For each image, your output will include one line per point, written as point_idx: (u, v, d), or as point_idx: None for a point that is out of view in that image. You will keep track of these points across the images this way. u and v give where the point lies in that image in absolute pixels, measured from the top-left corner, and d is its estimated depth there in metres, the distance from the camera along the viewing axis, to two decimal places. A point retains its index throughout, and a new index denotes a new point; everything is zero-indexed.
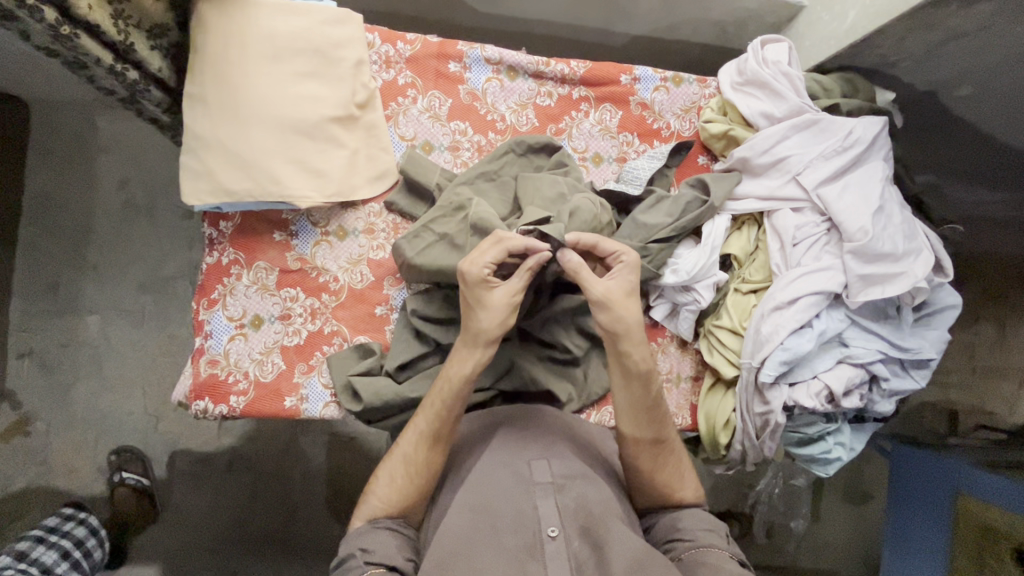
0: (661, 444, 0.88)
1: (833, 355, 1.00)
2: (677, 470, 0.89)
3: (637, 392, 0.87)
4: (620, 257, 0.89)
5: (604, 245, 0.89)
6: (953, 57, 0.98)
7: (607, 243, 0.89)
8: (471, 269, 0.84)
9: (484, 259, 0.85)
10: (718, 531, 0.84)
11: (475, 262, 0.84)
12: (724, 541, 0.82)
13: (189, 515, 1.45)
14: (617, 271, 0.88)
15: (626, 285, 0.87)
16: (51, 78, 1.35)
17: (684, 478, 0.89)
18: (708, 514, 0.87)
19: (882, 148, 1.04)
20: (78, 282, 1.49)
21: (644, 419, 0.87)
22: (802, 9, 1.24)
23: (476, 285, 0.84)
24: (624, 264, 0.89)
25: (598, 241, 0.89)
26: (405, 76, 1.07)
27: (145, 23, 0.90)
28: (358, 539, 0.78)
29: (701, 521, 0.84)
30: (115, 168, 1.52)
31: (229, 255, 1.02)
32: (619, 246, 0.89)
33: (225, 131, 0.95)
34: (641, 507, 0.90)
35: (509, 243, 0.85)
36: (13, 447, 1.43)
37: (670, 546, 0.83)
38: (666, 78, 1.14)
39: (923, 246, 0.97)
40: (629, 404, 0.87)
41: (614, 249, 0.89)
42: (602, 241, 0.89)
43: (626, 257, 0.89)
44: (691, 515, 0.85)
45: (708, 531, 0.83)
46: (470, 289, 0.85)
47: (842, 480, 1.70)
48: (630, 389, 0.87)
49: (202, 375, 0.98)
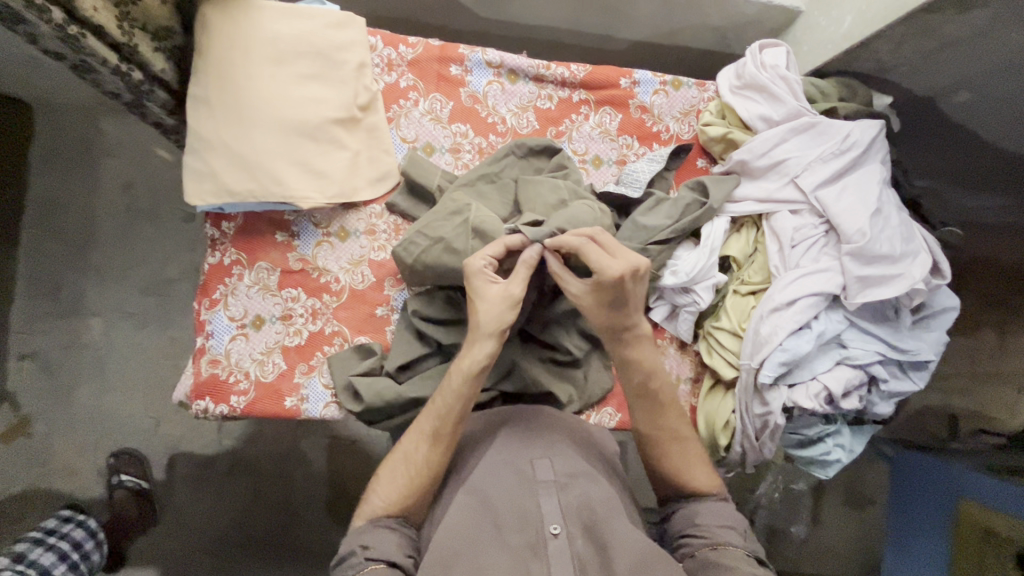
0: (662, 433, 0.89)
1: (832, 356, 1.00)
2: (678, 467, 0.89)
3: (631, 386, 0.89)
4: (598, 269, 0.84)
5: (587, 252, 0.85)
6: (951, 61, 0.99)
7: (589, 250, 0.85)
8: (471, 261, 0.87)
9: (485, 252, 0.88)
10: (735, 527, 0.83)
11: (477, 256, 0.87)
12: (741, 538, 0.82)
13: (188, 518, 1.45)
14: (596, 283, 0.85)
15: (598, 296, 0.86)
16: (57, 80, 1.36)
17: (688, 475, 0.89)
18: (728, 509, 0.86)
19: (880, 151, 1.05)
20: (80, 284, 1.49)
21: (642, 410, 0.89)
22: (800, 15, 1.26)
23: (475, 276, 0.86)
24: (598, 277, 0.84)
25: (581, 248, 0.85)
26: (407, 79, 1.08)
27: (149, 26, 0.91)
28: (359, 537, 0.79)
29: (718, 517, 0.84)
30: (119, 170, 1.53)
31: (231, 255, 1.02)
32: (601, 260, 0.84)
33: (229, 131, 0.96)
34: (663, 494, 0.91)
35: (508, 240, 0.89)
36: (13, 448, 1.43)
37: (686, 541, 0.83)
38: (665, 82, 1.16)
39: (921, 248, 0.98)
40: None
41: (595, 262, 0.84)
42: (587, 247, 0.85)
43: (605, 268, 0.83)
44: (708, 509, 0.85)
45: (724, 528, 0.82)
46: (469, 280, 0.87)
47: (843, 485, 1.70)
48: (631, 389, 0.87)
49: (203, 374, 0.98)
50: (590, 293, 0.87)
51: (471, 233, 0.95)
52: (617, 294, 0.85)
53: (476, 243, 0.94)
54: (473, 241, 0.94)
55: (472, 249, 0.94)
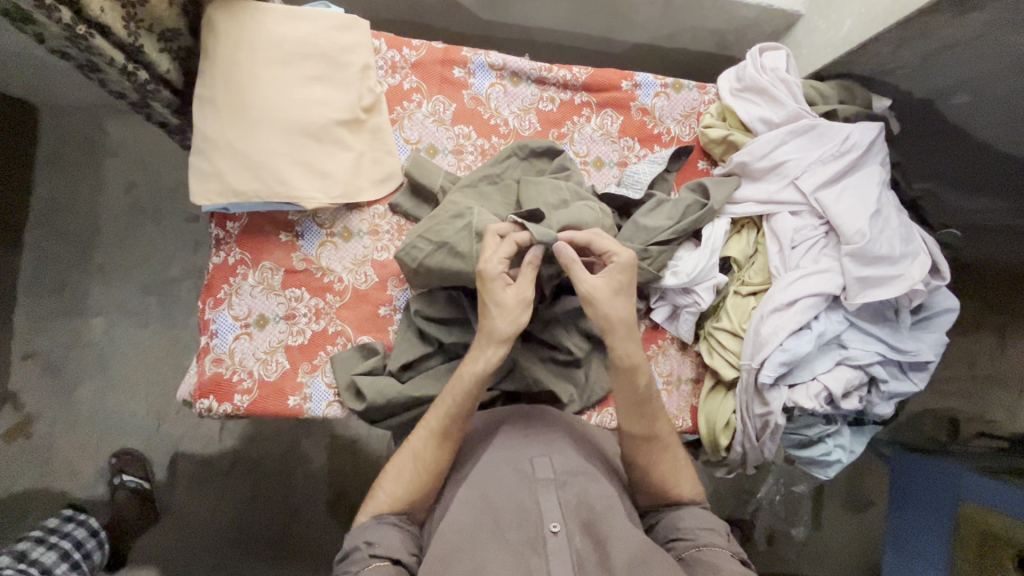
0: (654, 439, 0.88)
1: (832, 356, 1.01)
2: (672, 466, 0.89)
3: (624, 388, 0.88)
4: (612, 257, 0.90)
5: (599, 241, 0.91)
6: (949, 64, 1.00)
7: (602, 240, 0.91)
8: (487, 267, 0.86)
9: (498, 255, 0.87)
10: (718, 530, 0.84)
11: (491, 262, 0.86)
12: (725, 540, 0.82)
13: (189, 518, 1.45)
14: (609, 271, 0.89)
15: (605, 293, 0.87)
16: (62, 82, 1.37)
17: (680, 474, 0.89)
18: (709, 514, 0.86)
19: (879, 154, 1.06)
20: (83, 284, 1.50)
21: (634, 414, 0.88)
22: (799, 19, 1.27)
23: (492, 282, 0.86)
24: (612, 265, 0.89)
25: (592, 238, 0.91)
26: (411, 81, 1.09)
27: (156, 27, 0.92)
28: (363, 533, 0.79)
29: (702, 520, 0.84)
30: (123, 171, 1.54)
31: (235, 255, 1.03)
32: (613, 247, 0.90)
33: (234, 132, 0.97)
34: (643, 507, 0.90)
35: (518, 238, 0.89)
36: (15, 448, 1.43)
37: (671, 547, 0.83)
38: (666, 85, 1.17)
39: (920, 249, 0.98)
40: (628, 406, 0.88)
41: (608, 249, 0.90)
42: (597, 238, 0.91)
43: (619, 256, 0.89)
44: (692, 514, 0.85)
45: (708, 530, 0.83)
46: (485, 285, 0.86)
47: (844, 487, 1.70)
48: (630, 388, 0.88)
49: (207, 373, 0.99)
50: (604, 284, 0.87)
51: (473, 237, 0.95)
52: (628, 281, 0.90)
53: (480, 245, 0.95)
54: (477, 244, 0.95)
55: (476, 253, 0.95)
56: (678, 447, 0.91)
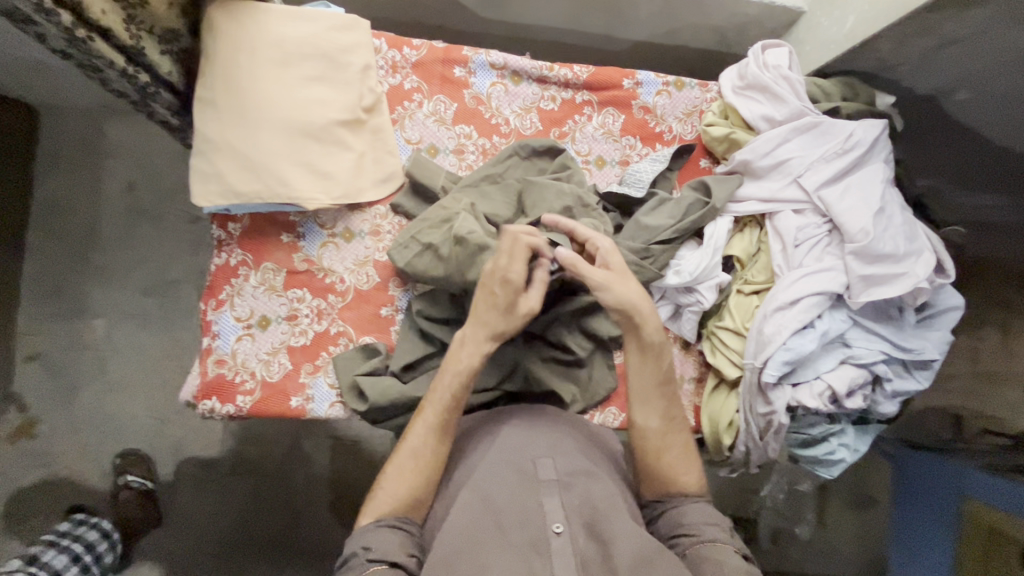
0: (653, 433, 0.89)
1: (835, 355, 1.00)
2: (682, 454, 0.89)
3: (642, 380, 0.90)
4: (593, 244, 0.92)
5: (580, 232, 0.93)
6: (953, 59, 0.98)
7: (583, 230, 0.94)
8: (515, 273, 0.85)
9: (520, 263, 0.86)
10: (723, 525, 0.83)
11: (518, 264, 0.86)
12: (729, 536, 0.82)
13: (193, 518, 1.45)
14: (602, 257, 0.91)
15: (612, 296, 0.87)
16: (64, 84, 1.37)
17: (690, 462, 0.89)
18: (712, 508, 0.86)
19: (882, 151, 1.05)
20: (86, 285, 1.51)
21: (648, 402, 0.90)
22: (801, 16, 1.26)
23: (515, 289, 0.86)
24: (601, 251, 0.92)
25: (575, 227, 0.93)
26: (411, 80, 1.09)
27: (156, 29, 0.92)
28: (361, 538, 0.79)
29: (706, 515, 0.84)
30: (124, 172, 1.54)
31: (237, 256, 1.03)
32: (592, 234, 0.93)
33: (234, 134, 0.97)
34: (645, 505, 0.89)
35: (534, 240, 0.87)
36: (19, 449, 1.43)
37: (675, 542, 0.82)
38: (667, 82, 1.16)
39: (925, 247, 0.97)
40: (641, 388, 0.90)
41: (590, 236, 0.93)
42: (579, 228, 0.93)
43: (599, 244, 0.92)
44: (695, 508, 0.85)
45: (713, 526, 0.82)
46: (507, 289, 0.86)
47: (847, 485, 1.70)
48: (643, 373, 0.90)
49: (210, 374, 0.99)
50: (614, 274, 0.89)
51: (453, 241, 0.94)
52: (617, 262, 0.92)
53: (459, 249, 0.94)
54: (455, 247, 0.94)
55: (456, 256, 0.94)
56: (691, 438, 0.92)
